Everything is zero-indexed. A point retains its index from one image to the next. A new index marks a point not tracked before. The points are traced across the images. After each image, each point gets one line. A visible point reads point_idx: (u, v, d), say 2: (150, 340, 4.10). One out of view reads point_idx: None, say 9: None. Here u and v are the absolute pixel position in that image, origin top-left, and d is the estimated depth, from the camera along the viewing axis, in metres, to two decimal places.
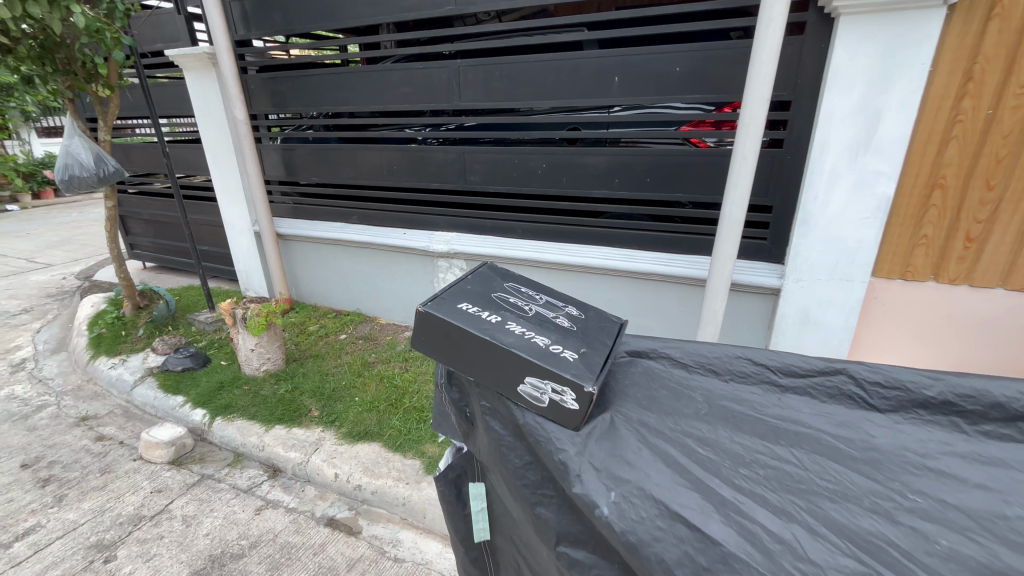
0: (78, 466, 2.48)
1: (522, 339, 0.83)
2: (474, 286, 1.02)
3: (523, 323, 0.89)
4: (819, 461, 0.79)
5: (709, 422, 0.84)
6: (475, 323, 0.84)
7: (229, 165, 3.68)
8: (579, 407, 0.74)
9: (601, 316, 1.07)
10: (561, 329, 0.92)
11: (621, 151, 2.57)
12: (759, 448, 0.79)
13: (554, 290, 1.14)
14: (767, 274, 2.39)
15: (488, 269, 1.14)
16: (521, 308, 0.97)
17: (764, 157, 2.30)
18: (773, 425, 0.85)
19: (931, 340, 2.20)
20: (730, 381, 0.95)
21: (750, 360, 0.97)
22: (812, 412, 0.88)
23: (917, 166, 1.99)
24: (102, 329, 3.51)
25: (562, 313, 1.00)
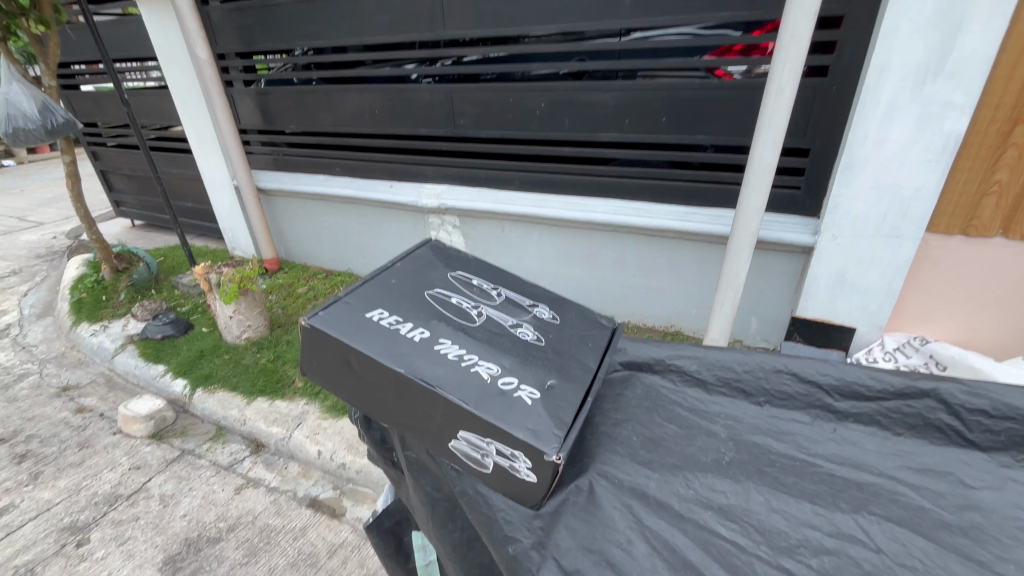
0: (57, 440, 2.38)
1: (453, 368, 0.75)
2: (409, 290, 0.94)
3: (458, 342, 0.81)
4: (895, 535, 0.57)
5: (734, 475, 0.67)
6: (393, 347, 0.78)
7: (197, 112, 3.35)
8: (538, 481, 0.64)
9: (586, 320, 0.98)
10: (512, 347, 0.83)
11: (632, 85, 2.19)
12: (809, 518, 0.60)
13: (515, 285, 1.05)
14: (798, 230, 2.07)
15: (435, 263, 1.06)
16: (466, 319, 0.89)
17: (804, 89, 1.92)
18: (826, 473, 0.66)
19: (991, 307, 1.87)
20: (766, 405, 0.78)
21: (794, 376, 0.79)
22: (878, 449, 0.69)
23: (999, 93, 1.59)
24: (82, 293, 3.38)
25: (518, 323, 0.91)
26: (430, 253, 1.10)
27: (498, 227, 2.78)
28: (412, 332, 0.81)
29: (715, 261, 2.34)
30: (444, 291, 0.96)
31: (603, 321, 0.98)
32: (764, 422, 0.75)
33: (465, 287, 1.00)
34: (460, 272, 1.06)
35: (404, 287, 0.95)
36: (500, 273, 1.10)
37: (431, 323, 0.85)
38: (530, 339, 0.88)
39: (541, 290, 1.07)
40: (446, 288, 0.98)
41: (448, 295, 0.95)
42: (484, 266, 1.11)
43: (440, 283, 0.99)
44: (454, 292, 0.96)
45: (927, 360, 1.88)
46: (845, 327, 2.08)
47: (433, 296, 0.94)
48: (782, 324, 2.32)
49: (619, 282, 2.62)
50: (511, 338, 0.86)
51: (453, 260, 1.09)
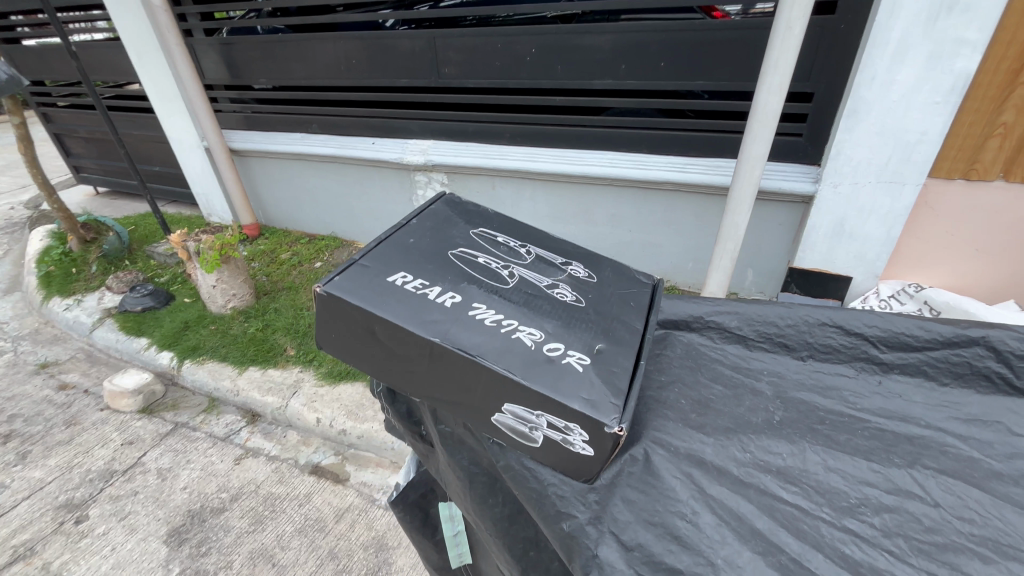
0: (41, 419, 2.30)
1: (492, 335, 0.72)
2: (432, 251, 0.90)
3: (492, 306, 0.78)
4: (950, 488, 0.61)
5: (788, 436, 0.68)
6: (423, 314, 0.74)
7: (156, 65, 3.08)
8: (595, 454, 0.63)
9: (626, 279, 0.96)
10: (551, 310, 0.80)
11: (627, 26, 2.06)
12: (866, 476, 0.63)
13: (542, 243, 1.02)
14: (798, 178, 2.03)
15: (455, 220, 1.02)
16: (498, 281, 0.85)
17: (813, 27, 1.82)
18: (877, 428, 0.69)
19: (984, 252, 1.89)
20: (809, 359, 0.81)
21: (839, 329, 0.82)
22: (924, 400, 0.73)
23: (1012, 29, 1.52)
24: (50, 266, 3.21)
25: (554, 284, 0.88)
26: (447, 209, 1.05)
27: (488, 184, 2.68)
28: (442, 297, 0.78)
29: (714, 213, 2.30)
30: (469, 252, 0.92)
31: (642, 280, 0.96)
32: (809, 377, 0.78)
33: (491, 247, 0.96)
34: (483, 230, 1.01)
35: (425, 247, 0.91)
36: (526, 231, 1.05)
37: (460, 287, 0.81)
38: (569, 300, 0.85)
39: (571, 247, 1.04)
40: (471, 248, 0.93)
41: (474, 255, 0.92)
42: (508, 223, 1.06)
43: (463, 243, 0.95)
44: (480, 253, 0.92)
45: (921, 305, 1.91)
46: (841, 276, 2.08)
47: (457, 256, 0.90)
48: (780, 275, 2.31)
49: (613, 238, 2.57)
50: (551, 300, 0.83)
51: (474, 217, 1.05)
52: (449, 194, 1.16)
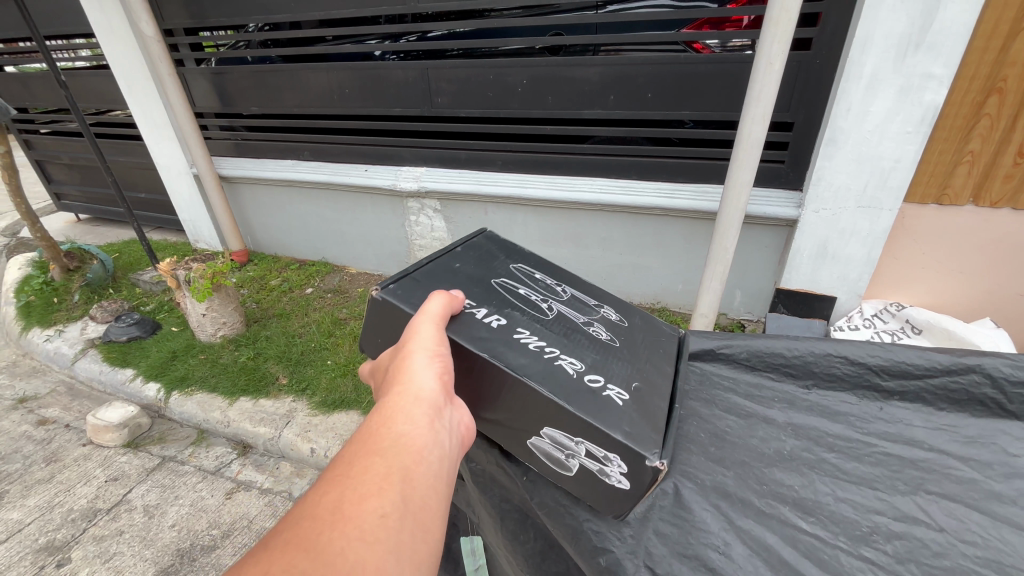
0: (20, 457, 2.22)
1: (536, 359, 0.76)
2: (476, 279, 0.94)
3: (533, 332, 0.82)
4: (952, 512, 0.64)
5: (799, 468, 0.71)
6: (472, 330, 0.78)
7: (147, 95, 3.08)
8: (632, 488, 0.64)
9: (655, 326, 1.00)
10: (588, 344, 0.84)
11: (614, 60, 2.15)
12: (873, 504, 0.66)
13: (575, 283, 1.06)
14: (782, 203, 2.11)
15: (496, 252, 1.07)
16: (538, 311, 0.89)
17: (790, 62, 1.92)
18: (882, 453, 0.73)
19: (959, 271, 1.97)
20: (813, 388, 0.85)
21: (843, 358, 0.87)
22: (924, 426, 0.77)
23: (974, 65, 1.65)
24: (30, 296, 3.14)
25: (590, 322, 0.92)
26: (489, 242, 1.12)
27: (481, 210, 2.72)
28: (488, 319, 0.82)
29: (701, 236, 2.37)
30: (511, 282, 0.97)
31: (669, 331, 1.00)
32: (815, 405, 0.82)
33: (531, 280, 1.00)
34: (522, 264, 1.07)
35: (470, 273, 0.96)
36: (562, 271, 1.11)
37: (503, 311, 0.86)
38: (604, 338, 0.89)
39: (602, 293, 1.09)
40: (511, 279, 0.98)
41: (515, 286, 0.96)
42: (545, 262, 1.11)
43: (503, 273, 0.99)
44: (520, 284, 0.97)
45: (903, 324, 1.98)
46: (825, 296, 2.15)
47: (500, 284, 0.94)
48: (767, 296, 2.38)
49: (605, 262, 2.63)
50: (588, 337, 0.87)
51: (514, 253, 1.10)
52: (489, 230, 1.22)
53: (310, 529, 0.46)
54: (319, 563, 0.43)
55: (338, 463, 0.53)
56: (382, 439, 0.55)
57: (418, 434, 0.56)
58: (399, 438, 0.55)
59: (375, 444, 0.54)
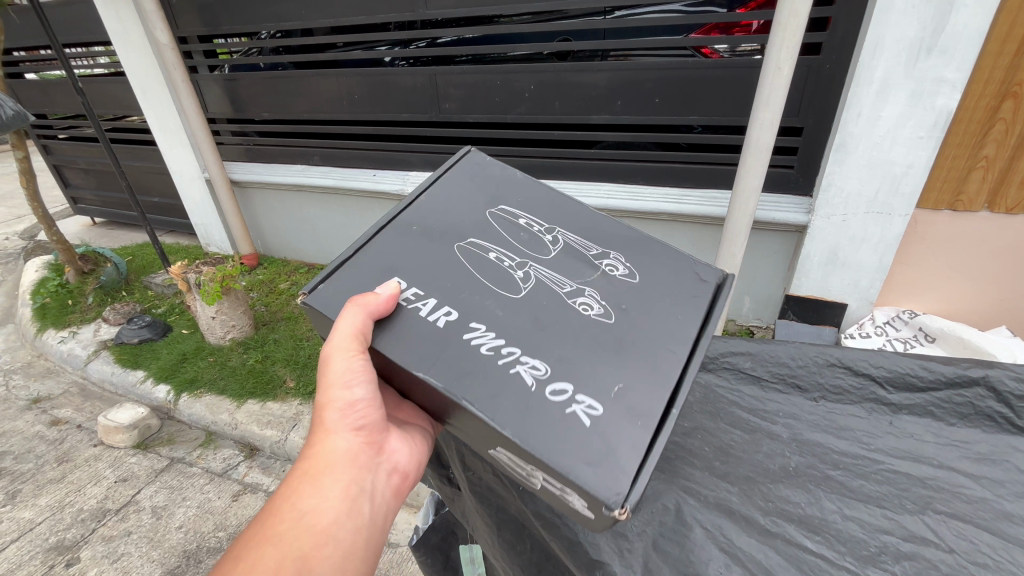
0: (33, 456, 2.26)
1: (483, 369, 0.72)
2: (439, 251, 0.90)
3: (491, 328, 0.78)
4: (962, 532, 0.63)
5: (804, 484, 0.70)
6: (417, 338, 0.77)
7: (161, 101, 3.14)
8: (597, 521, 0.60)
9: (676, 280, 0.87)
10: (563, 331, 0.77)
11: (621, 66, 2.15)
12: (881, 522, 0.65)
13: (572, 226, 0.98)
14: (791, 209, 2.09)
15: (471, 199, 1.01)
16: (510, 290, 0.84)
17: (799, 66, 1.91)
18: (890, 470, 0.71)
19: (974, 278, 1.94)
20: (821, 401, 0.83)
21: (847, 370, 0.86)
22: (935, 441, 0.75)
23: (989, 70, 1.62)
24: (46, 298, 3.20)
25: (576, 292, 0.84)
26: (464, 180, 1.05)
27: None
28: (436, 316, 0.79)
29: (709, 242, 2.35)
30: (481, 244, 0.92)
31: (701, 287, 0.85)
32: (823, 418, 0.80)
33: (510, 237, 0.94)
34: (504, 210, 1.00)
35: (431, 240, 0.92)
36: (556, 208, 1.01)
37: (455, 299, 0.82)
38: (595, 314, 0.81)
39: (607, 230, 0.97)
40: (483, 239, 0.93)
41: (487, 249, 0.92)
42: (535, 202, 1.03)
43: (473, 231, 0.94)
44: (491, 248, 0.92)
45: (915, 331, 1.94)
46: (837, 303, 2.12)
47: (467, 254, 0.90)
48: (776, 303, 2.36)
49: None
50: (571, 317, 0.80)
51: (496, 194, 1.03)
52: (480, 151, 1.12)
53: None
54: None
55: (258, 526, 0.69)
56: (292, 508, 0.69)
57: (321, 511, 0.69)
58: (305, 519, 0.69)
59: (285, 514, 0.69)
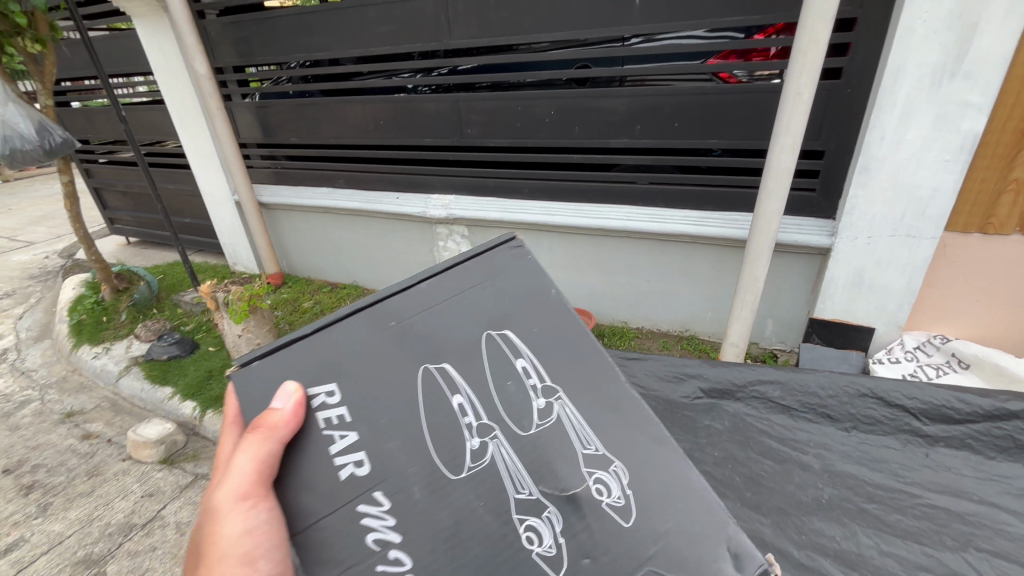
0: (64, 469, 2.32)
1: (361, 563, 0.73)
2: (408, 357, 0.90)
3: (394, 511, 0.78)
4: (988, 562, 0.99)
5: (839, 519, 1.08)
6: (326, 498, 0.77)
7: (196, 127, 3.29)
8: None
9: (692, 545, 0.80)
10: (480, 552, 0.77)
11: (639, 92, 2.19)
12: (916, 559, 1.00)
13: (589, 392, 0.94)
14: (814, 231, 2.07)
15: (482, 313, 0.97)
16: (451, 467, 0.83)
17: (820, 91, 1.92)
18: (922, 504, 1.10)
19: (1008, 303, 1.89)
20: (853, 431, 1.29)
21: (883, 403, 1.30)
22: (972, 473, 1.17)
23: (1014, 94, 1.61)
24: (82, 315, 3.33)
25: (531, 508, 0.81)
26: (483, 285, 1.00)
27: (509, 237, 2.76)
28: (345, 470, 0.79)
29: (730, 265, 2.34)
30: (453, 384, 0.89)
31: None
32: (855, 451, 1.23)
33: (495, 383, 0.91)
34: (506, 336, 0.96)
35: (402, 357, 0.89)
36: (579, 362, 0.97)
37: (377, 450, 0.82)
38: (538, 550, 0.78)
39: (631, 413, 0.92)
40: (456, 373, 0.91)
41: (455, 394, 0.89)
42: (549, 335, 0.98)
43: (451, 357, 0.92)
44: (461, 390, 0.90)
45: (948, 357, 1.92)
46: (864, 328, 2.07)
47: (428, 392, 0.88)
48: (799, 326, 2.32)
49: (630, 289, 2.62)
50: (504, 550, 0.78)
51: (512, 308, 0.99)
52: (530, 252, 1.06)
53: None
54: None
55: None
56: None
57: None
58: None
59: None
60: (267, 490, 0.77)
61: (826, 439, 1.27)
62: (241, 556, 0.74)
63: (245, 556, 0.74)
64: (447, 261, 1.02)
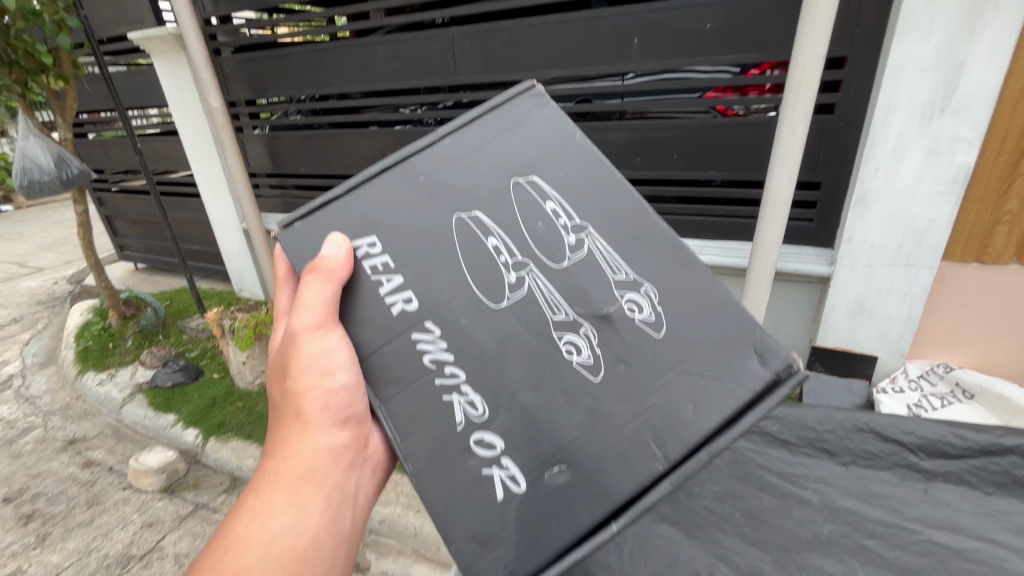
0: (64, 498, 2.31)
1: (420, 381, 0.84)
2: (435, 207, 0.89)
3: (444, 338, 0.85)
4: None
5: (833, 554, 1.27)
6: (382, 332, 0.86)
7: (208, 158, 3.38)
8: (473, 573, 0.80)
9: (721, 350, 0.82)
10: (525, 368, 0.83)
11: (639, 126, 2.26)
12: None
13: (623, 218, 0.88)
14: (813, 260, 2.09)
15: (503, 155, 0.92)
16: (491, 299, 0.86)
17: (814, 125, 1.98)
18: (915, 539, 1.28)
19: (1009, 331, 1.91)
20: (850, 464, 1.49)
21: (877, 436, 1.51)
22: (971, 508, 1.34)
23: (1003, 128, 1.66)
24: (88, 341, 3.36)
25: (569, 327, 0.85)
26: (502, 128, 0.94)
27: None
28: (395, 307, 0.86)
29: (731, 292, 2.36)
30: (484, 225, 0.89)
31: (753, 378, 0.80)
32: (852, 484, 1.44)
33: (525, 224, 0.89)
34: (532, 182, 0.90)
35: (432, 208, 0.89)
36: (606, 198, 0.89)
37: (422, 287, 0.86)
38: (577, 360, 0.84)
39: (644, 230, 0.87)
40: (486, 216, 0.89)
41: (487, 233, 0.89)
42: (579, 178, 0.91)
43: (482, 202, 0.89)
44: (494, 233, 0.89)
45: (953, 387, 1.94)
46: (867, 356, 2.07)
47: (462, 233, 0.89)
48: (802, 354, 2.32)
49: None
50: (548, 365, 0.83)
51: (539, 153, 0.91)
52: (551, 100, 0.95)
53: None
54: None
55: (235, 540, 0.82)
56: (264, 537, 0.82)
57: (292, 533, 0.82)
58: (271, 536, 0.82)
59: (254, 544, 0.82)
60: (335, 320, 0.87)
61: (825, 473, 1.48)
62: (319, 369, 0.86)
63: (323, 369, 0.86)
64: (465, 115, 0.95)
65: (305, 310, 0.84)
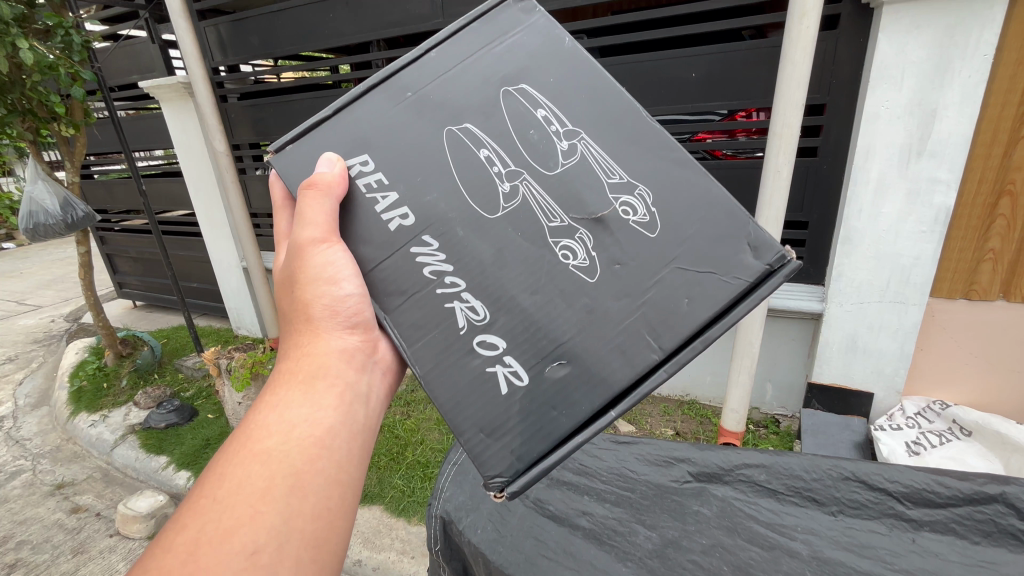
0: (49, 546, 2.24)
1: (422, 290, 0.86)
2: (430, 131, 0.91)
3: (443, 248, 0.87)
4: None
5: None
6: (382, 240, 0.89)
7: (212, 200, 3.46)
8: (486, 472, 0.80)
9: (711, 247, 0.81)
10: (522, 264, 0.85)
11: None
12: None
13: (609, 124, 0.88)
14: (805, 298, 2.13)
15: (492, 69, 0.92)
16: (486, 208, 0.87)
17: (798, 167, 2.05)
18: None
19: (1000, 368, 1.92)
20: (840, 515, 1.09)
21: (863, 484, 1.12)
22: (960, 560, 0.97)
23: (980, 170, 1.73)
24: (83, 381, 3.34)
25: (564, 233, 0.85)
26: (492, 38, 0.94)
27: None
28: (394, 220, 0.89)
29: None
30: (476, 137, 0.90)
31: (743, 271, 0.79)
32: (843, 535, 1.05)
33: (517, 133, 0.89)
34: (522, 92, 0.90)
35: (423, 127, 0.92)
36: (594, 101, 0.89)
37: (418, 202, 0.89)
38: (573, 264, 0.84)
39: (634, 131, 0.87)
40: (477, 129, 0.90)
41: (479, 145, 0.90)
42: (570, 84, 0.91)
43: (471, 116, 0.91)
44: (485, 144, 0.90)
45: (950, 424, 1.90)
46: (863, 393, 2.09)
47: (455, 145, 0.90)
48: (798, 390, 2.33)
49: None
50: (545, 266, 0.84)
51: (527, 63, 0.92)
52: (539, 6, 0.94)
53: (214, 488, 0.73)
54: (217, 505, 0.71)
55: (241, 440, 0.78)
56: (272, 429, 0.78)
57: (302, 426, 0.78)
58: (280, 430, 0.78)
59: (262, 438, 0.77)
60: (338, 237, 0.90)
61: (813, 523, 1.08)
62: (327, 276, 0.87)
63: (331, 276, 0.87)
64: (451, 27, 0.96)
65: (309, 221, 0.87)
